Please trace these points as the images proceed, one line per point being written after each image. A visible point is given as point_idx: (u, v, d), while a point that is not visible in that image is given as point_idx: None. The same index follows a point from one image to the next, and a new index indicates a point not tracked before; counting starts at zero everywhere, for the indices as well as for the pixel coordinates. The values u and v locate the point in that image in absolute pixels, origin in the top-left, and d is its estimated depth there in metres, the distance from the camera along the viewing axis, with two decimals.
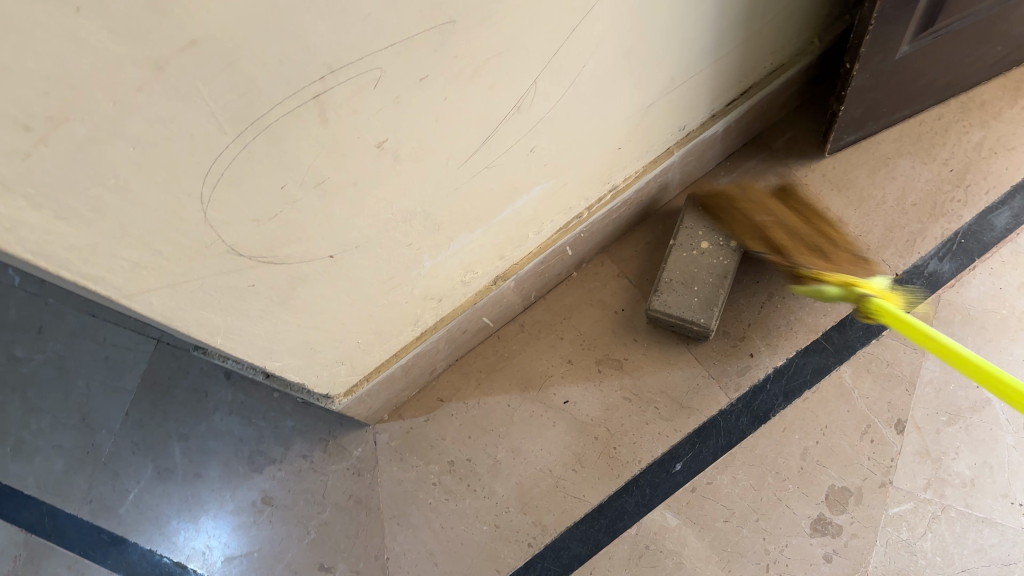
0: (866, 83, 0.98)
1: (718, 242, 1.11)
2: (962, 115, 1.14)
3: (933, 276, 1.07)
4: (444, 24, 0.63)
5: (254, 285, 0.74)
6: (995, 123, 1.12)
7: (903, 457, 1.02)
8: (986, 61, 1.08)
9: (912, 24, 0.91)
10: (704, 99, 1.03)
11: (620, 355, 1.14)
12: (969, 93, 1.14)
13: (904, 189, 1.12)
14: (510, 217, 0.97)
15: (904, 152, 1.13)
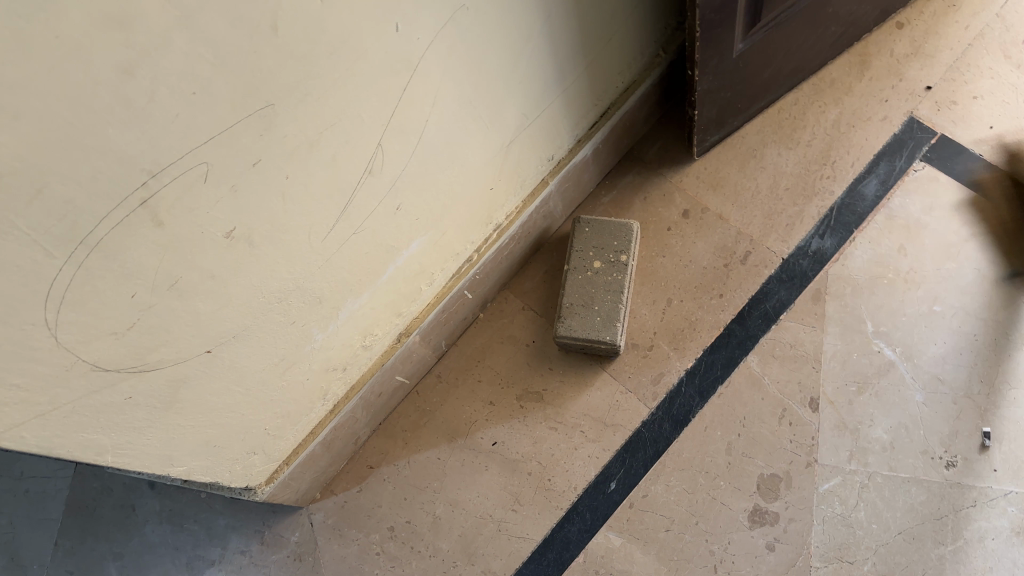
0: (711, 84, 1.03)
1: (610, 259, 1.14)
2: (816, 96, 1.20)
3: (817, 253, 1.13)
4: (263, 109, 0.64)
5: (131, 396, 0.72)
6: (847, 99, 1.19)
7: (823, 434, 1.05)
8: (826, 43, 1.15)
9: (740, 26, 0.96)
10: (563, 128, 1.07)
11: (539, 386, 1.15)
12: (822, 73, 1.21)
13: (775, 176, 1.17)
14: (396, 274, 0.96)
15: (768, 142, 1.20)
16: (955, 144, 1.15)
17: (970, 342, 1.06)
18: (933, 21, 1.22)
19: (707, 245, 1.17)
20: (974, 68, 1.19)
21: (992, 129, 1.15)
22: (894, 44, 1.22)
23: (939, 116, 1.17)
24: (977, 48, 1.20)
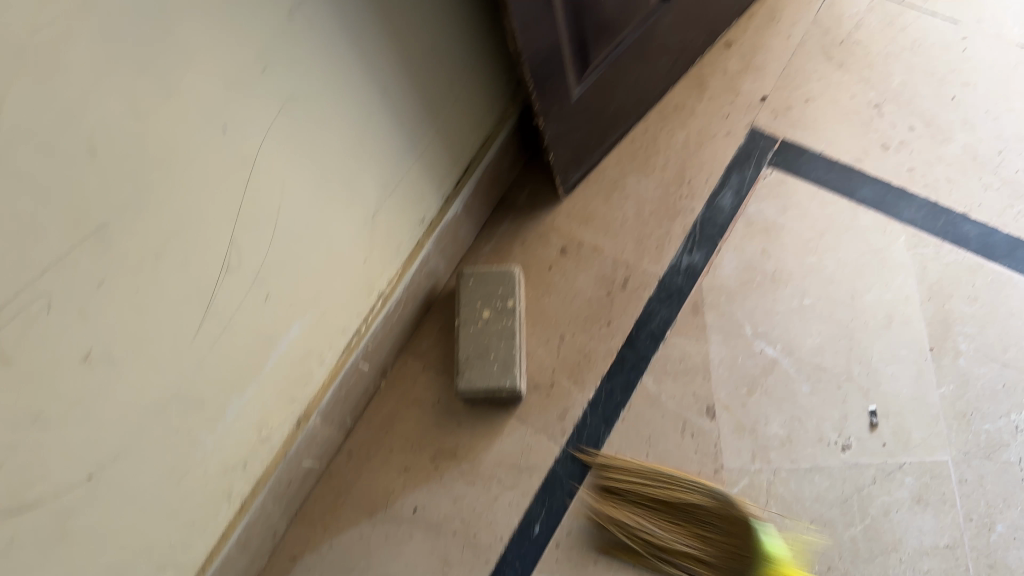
0: (559, 129, 1.08)
1: (498, 307, 1.16)
2: (664, 122, 1.29)
3: (689, 268, 1.19)
4: (99, 229, 0.64)
5: (11, 541, 0.69)
6: (692, 120, 1.28)
7: (725, 439, 1.09)
8: (661, 73, 1.24)
9: (570, 70, 1.01)
10: (428, 188, 1.09)
11: (451, 444, 1.15)
12: (665, 100, 1.30)
13: (640, 203, 1.25)
14: (280, 363, 0.96)
15: (627, 171, 1.27)
16: (796, 146, 1.24)
17: (841, 328, 1.12)
18: (758, 37, 1.32)
19: (588, 277, 1.21)
20: (801, 74, 1.28)
21: (827, 127, 1.24)
22: (727, 63, 1.31)
23: (777, 123, 1.26)
24: (801, 55, 1.30)
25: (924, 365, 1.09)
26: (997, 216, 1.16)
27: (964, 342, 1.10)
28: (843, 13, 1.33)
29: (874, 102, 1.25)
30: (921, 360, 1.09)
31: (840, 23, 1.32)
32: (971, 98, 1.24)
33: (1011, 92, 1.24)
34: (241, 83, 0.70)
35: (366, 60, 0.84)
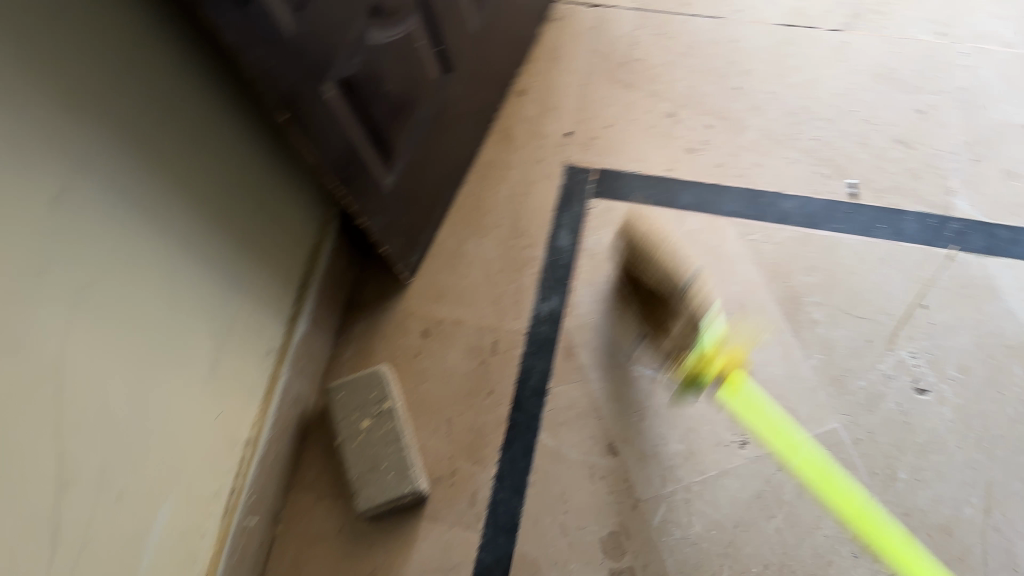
0: (383, 222, 1.06)
1: (375, 413, 1.11)
2: (484, 181, 1.30)
3: (550, 315, 1.20)
4: None
5: None
6: (509, 173, 1.30)
7: (633, 471, 1.09)
8: (465, 138, 1.26)
9: (375, 165, 1.00)
10: (267, 318, 1.03)
11: (368, 568, 1.08)
12: (479, 160, 1.31)
13: (484, 265, 1.24)
14: (155, 557, 0.87)
15: (463, 238, 1.27)
16: (612, 171, 1.27)
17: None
18: (545, 79, 1.36)
19: (457, 353, 1.19)
20: (596, 102, 1.32)
21: (635, 145, 1.28)
22: (524, 110, 1.34)
23: (589, 154, 1.29)
24: (590, 84, 1.34)
25: (789, 344, 1.14)
26: (809, 185, 1.22)
27: (817, 312, 1.15)
28: (615, 34, 1.37)
29: (669, 110, 1.30)
30: (784, 340, 1.14)
31: (615, 45, 1.36)
32: (754, 87, 1.30)
33: (785, 72, 1.30)
34: (17, 291, 0.63)
35: (153, 220, 0.78)
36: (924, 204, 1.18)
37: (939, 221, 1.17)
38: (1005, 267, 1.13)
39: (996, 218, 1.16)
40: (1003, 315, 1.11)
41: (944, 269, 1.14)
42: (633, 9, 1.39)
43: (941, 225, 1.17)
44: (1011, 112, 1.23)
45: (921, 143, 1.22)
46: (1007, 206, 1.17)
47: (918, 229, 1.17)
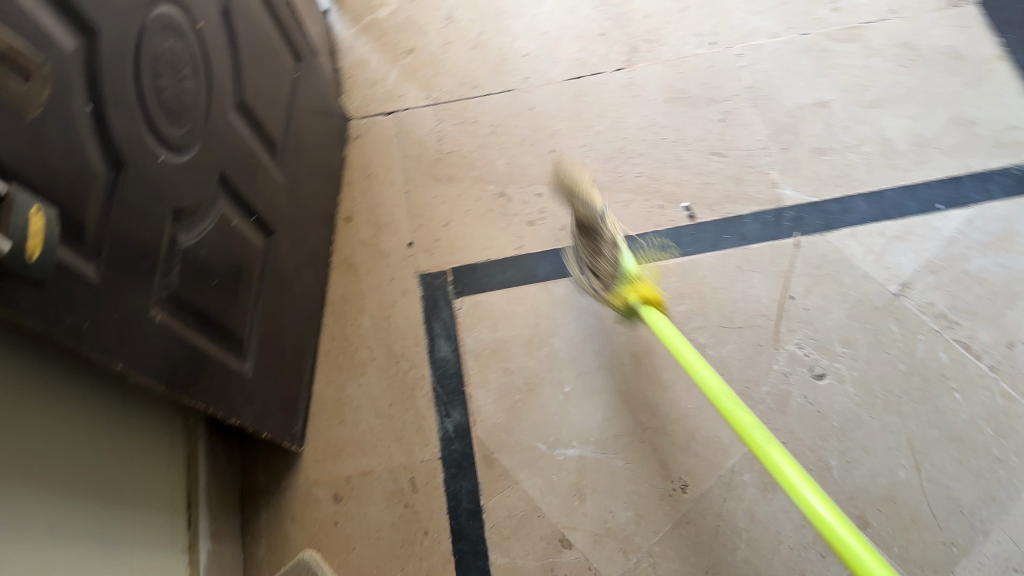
0: (255, 410, 0.99)
1: None
2: (343, 318, 1.24)
3: (458, 429, 1.15)
4: None
5: None
6: (366, 302, 1.24)
7: (593, 556, 1.06)
8: (308, 285, 1.19)
9: (228, 359, 0.92)
10: (164, 560, 0.92)
11: None
12: (329, 299, 1.25)
13: (373, 404, 1.18)
14: None
15: (342, 382, 1.19)
16: (466, 267, 1.25)
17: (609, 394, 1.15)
18: (367, 196, 1.31)
19: (378, 504, 1.11)
20: (426, 203, 1.29)
21: (478, 233, 1.26)
22: (358, 234, 1.29)
23: (437, 258, 1.26)
24: (414, 188, 1.31)
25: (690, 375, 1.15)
26: (650, 220, 1.25)
27: (702, 335, 1.17)
28: (420, 132, 1.34)
29: (499, 189, 1.29)
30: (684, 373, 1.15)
31: (424, 143, 1.33)
32: (565, 144, 1.30)
33: (589, 121, 1.31)
34: None
35: (20, 536, 0.64)
36: (757, 204, 1.24)
37: (774, 214, 1.23)
38: (845, 237, 1.20)
39: (821, 196, 1.23)
40: (861, 281, 1.17)
41: (796, 257, 1.20)
42: (429, 104, 1.36)
43: (778, 217, 1.23)
44: (797, 96, 1.30)
45: (736, 150, 1.28)
46: (827, 181, 1.24)
47: (759, 227, 1.23)
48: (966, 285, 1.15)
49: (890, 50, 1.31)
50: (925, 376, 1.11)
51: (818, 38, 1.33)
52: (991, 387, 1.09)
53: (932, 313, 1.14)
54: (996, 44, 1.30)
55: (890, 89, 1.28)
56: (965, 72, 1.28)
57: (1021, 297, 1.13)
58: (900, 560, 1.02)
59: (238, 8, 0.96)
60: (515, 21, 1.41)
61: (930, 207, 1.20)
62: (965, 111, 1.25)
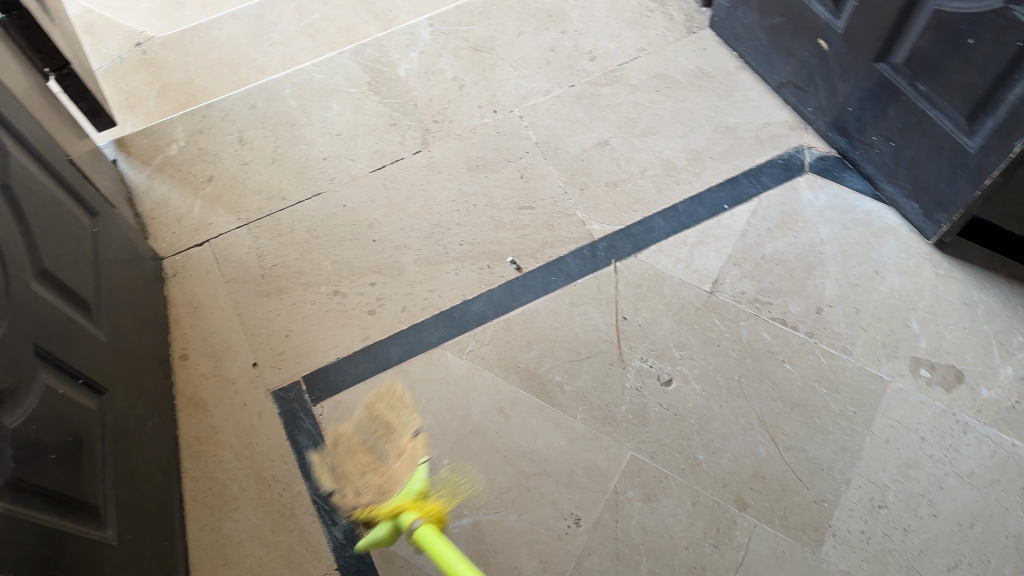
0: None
1: None
2: (203, 457, 1.20)
3: (348, 534, 1.13)
4: None
5: None
6: (224, 434, 1.21)
7: None
8: (156, 436, 1.15)
9: (86, 532, 0.87)
10: None
11: None
12: (184, 443, 1.21)
13: (256, 535, 1.13)
14: None
15: (217, 522, 1.15)
16: (317, 371, 1.24)
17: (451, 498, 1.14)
18: (199, 330, 1.29)
19: None
20: (261, 321, 1.29)
21: (321, 336, 1.27)
22: (198, 369, 1.26)
23: (286, 371, 1.25)
24: (246, 309, 1.30)
25: (555, 414, 1.20)
26: (482, 281, 1.31)
27: (557, 373, 1.23)
28: (239, 255, 1.34)
29: (331, 287, 1.30)
30: (550, 414, 1.20)
31: (246, 263, 1.33)
32: (385, 231, 1.34)
33: (402, 205, 1.36)
34: None
35: None
36: (573, 243, 1.33)
37: (589, 248, 1.33)
38: (655, 253, 1.32)
39: (626, 222, 1.34)
40: (679, 288, 1.28)
41: (618, 281, 1.30)
42: (241, 226, 1.36)
43: (593, 250, 1.32)
44: (581, 140, 1.41)
45: (540, 201, 1.37)
46: (627, 208, 1.35)
47: (580, 264, 1.32)
48: (767, 269, 1.28)
49: (649, 83, 1.45)
50: (756, 356, 1.22)
51: (585, 86, 1.45)
52: (813, 350, 1.21)
53: (746, 301, 1.26)
54: (735, 57, 1.46)
55: (658, 116, 1.42)
56: (716, 87, 1.43)
57: (815, 266, 1.27)
58: (783, 529, 1.10)
59: (15, 178, 0.94)
60: (305, 129, 1.43)
61: (719, 209, 1.34)
62: (724, 120, 1.41)
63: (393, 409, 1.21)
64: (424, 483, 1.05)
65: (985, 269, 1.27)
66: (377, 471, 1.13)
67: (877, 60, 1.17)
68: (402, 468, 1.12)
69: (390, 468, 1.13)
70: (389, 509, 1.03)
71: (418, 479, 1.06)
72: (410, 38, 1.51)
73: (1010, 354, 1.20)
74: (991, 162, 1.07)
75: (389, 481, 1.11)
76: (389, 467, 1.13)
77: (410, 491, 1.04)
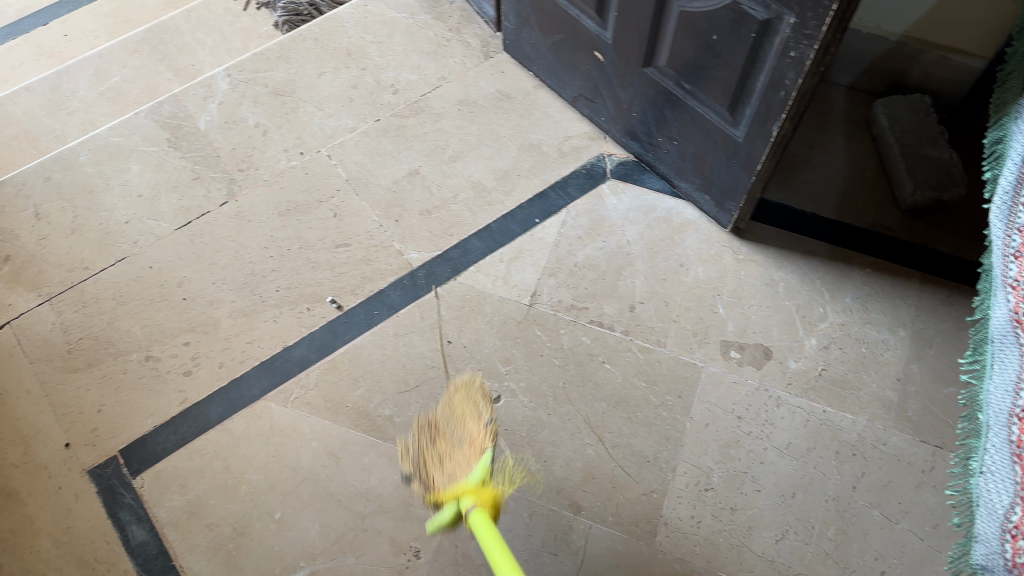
0: None
1: None
2: (18, 550, 1.12)
3: None
4: None
5: None
6: (39, 522, 1.14)
7: None
8: None
9: None
10: None
11: None
12: None
13: None
14: None
15: None
16: (134, 443, 1.19)
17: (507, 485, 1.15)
18: (3, 417, 1.21)
19: None
20: (71, 398, 1.22)
21: (137, 405, 1.21)
22: (6, 458, 1.19)
23: (101, 446, 1.19)
24: (53, 388, 1.23)
25: (387, 448, 1.19)
26: (302, 325, 1.28)
27: (386, 408, 1.22)
28: (42, 332, 1.27)
29: (142, 353, 1.25)
30: (381, 449, 1.19)
31: (50, 340, 1.27)
32: (196, 288, 1.30)
33: (212, 259, 1.32)
34: None
35: None
36: (391, 274, 1.33)
37: (409, 278, 1.33)
38: (474, 274, 1.33)
39: (443, 248, 1.35)
40: (499, 305, 1.30)
41: (440, 306, 1.30)
42: (43, 302, 1.30)
43: (413, 279, 1.33)
44: (391, 172, 1.41)
45: (356, 237, 1.36)
46: (443, 233, 1.37)
47: (400, 294, 1.31)
48: (580, 275, 1.32)
49: (452, 110, 1.47)
50: (578, 361, 1.24)
51: (390, 119, 1.46)
52: (630, 347, 1.25)
53: (564, 308, 1.29)
54: (531, 76, 1.50)
55: (464, 141, 1.44)
56: (517, 108, 1.47)
57: (625, 267, 1.32)
58: (617, 526, 1.13)
59: None
60: (106, 194, 1.39)
61: (531, 224, 1.37)
62: (528, 137, 1.44)
63: (469, 396, 1.18)
64: (485, 471, 1.02)
65: (782, 248, 1.34)
66: (449, 457, 1.10)
67: (645, 65, 1.23)
68: (472, 462, 1.06)
69: (461, 453, 1.10)
70: (451, 492, 1.01)
71: (480, 469, 1.03)
72: (208, 90, 1.48)
73: (812, 326, 1.27)
74: (757, 148, 1.14)
75: (456, 470, 1.07)
76: (462, 452, 1.10)
77: (470, 481, 1.02)
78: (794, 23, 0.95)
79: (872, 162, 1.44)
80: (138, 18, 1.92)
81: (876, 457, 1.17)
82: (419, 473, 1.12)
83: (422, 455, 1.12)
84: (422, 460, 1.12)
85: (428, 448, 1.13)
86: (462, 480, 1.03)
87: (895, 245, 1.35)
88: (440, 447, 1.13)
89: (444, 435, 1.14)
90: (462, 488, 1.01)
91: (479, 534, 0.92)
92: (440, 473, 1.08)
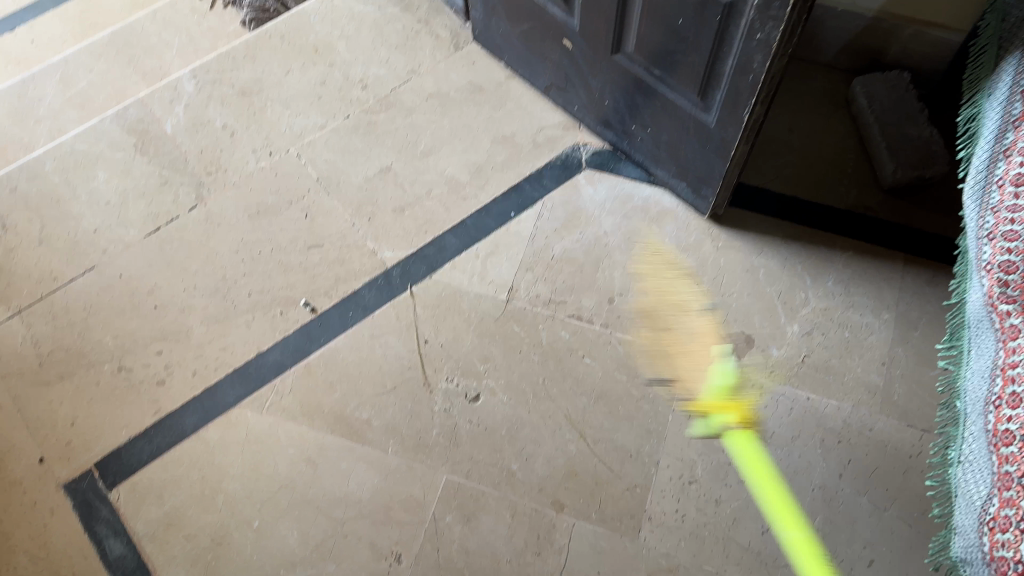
0: None
1: None
2: None
3: None
4: None
5: None
6: (15, 539, 1.12)
7: None
8: None
9: None
10: None
11: None
12: None
13: None
14: None
15: None
16: (109, 455, 1.17)
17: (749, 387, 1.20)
18: None
19: None
20: (44, 412, 1.21)
21: (111, 417, 1.20)
22: None
23: (76, 460, 1.17)
24: (26, 403, 1.21)
25: (366, 452, 1.17)
26: (276, 330, 1.26)
27: (364, 411, 1.20)
28: (13, 346, 1.25)
29: (114, 363, 1.23)
30: (360, 453, 1.17)
31: (21, 354, 1.24)
32: (167, 296, 1.28)
33: (183, 266, 1.30)
34: None
35: None
36: (366, 275, 1.31)
37: (384, 278, 1.31)
38: (450, 271, 1.31)
39: (417, 245, 1.33)
40: (476, 302, 1.28)
41: (416, 306, 1.28)
42: (13, 315, 1.27)
43: (388, 278, 1.31)
44: (363, 169, 1.39)
45: (328, 237, 1.33)
46: (417, 231, 1.34)
47: (376, 294, 1.29)
48: (558, 269, 1.29)
49: (423, 105, 1.44)
50: (557, 356, 1.23)
51: (359, 115, 1.43)
52: (609, 340, 1.23)
53: (542, 303, 1.27)
54: (503, 66, 1.47)
55: (436, 136, 1.42)
56: (489, 99, 1.45)
57: (603, 258, 1.29)
58: (600, 523, 1.11)
59: None
60: (73, 203, 1.36)
61: (506, 218, 1.35)
62: (502, 130, 1.42)
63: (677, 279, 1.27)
64: (730, 380, 1.20)
65: (761, 234, 1.32)
66: (670, 330, 1.24)
67: (614, 53, 1.20)
68: (708, 356, 1.22)
69: (680, 332, 1.23)
70: (709, 403, 1.18)
71: (721, 375, 1.21)
72: (174, 92, 1.45)
73: (794, 312, 1.25)
74: (729, 133, 1.11)
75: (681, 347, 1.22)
76: (682, 334, 1.23)
77: (722, 387, 1.19)
78: (758, 5, 0.92)
79: (852, 142, 1.41)
80: (105, 20, 1.89)
81: (862, 443, 1.15)
82: (664, 328, 1.24)
83: (669, 317, 1.24)
84: (648, 321, 1.24)
85: (654, 309, 1.25)
86: (711, 381, 1.20)
87: (877, 226, 1.32)
88: (667, 310, 1.25)
89: (672, 301, 1.26)
90: (721, 403, 1.19)
91: (746, 471, 1.14)
92: (670, 351, 1.22)
